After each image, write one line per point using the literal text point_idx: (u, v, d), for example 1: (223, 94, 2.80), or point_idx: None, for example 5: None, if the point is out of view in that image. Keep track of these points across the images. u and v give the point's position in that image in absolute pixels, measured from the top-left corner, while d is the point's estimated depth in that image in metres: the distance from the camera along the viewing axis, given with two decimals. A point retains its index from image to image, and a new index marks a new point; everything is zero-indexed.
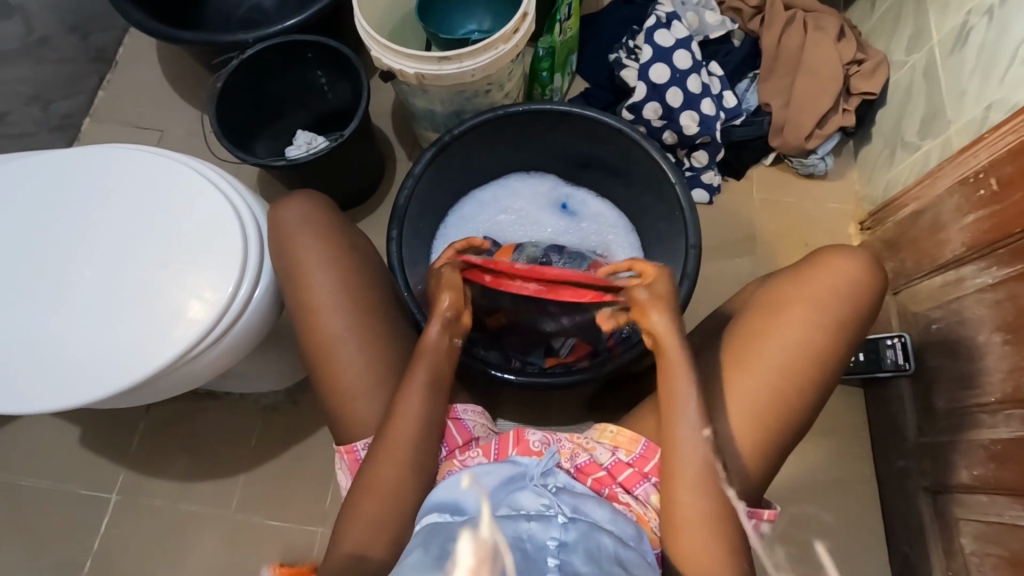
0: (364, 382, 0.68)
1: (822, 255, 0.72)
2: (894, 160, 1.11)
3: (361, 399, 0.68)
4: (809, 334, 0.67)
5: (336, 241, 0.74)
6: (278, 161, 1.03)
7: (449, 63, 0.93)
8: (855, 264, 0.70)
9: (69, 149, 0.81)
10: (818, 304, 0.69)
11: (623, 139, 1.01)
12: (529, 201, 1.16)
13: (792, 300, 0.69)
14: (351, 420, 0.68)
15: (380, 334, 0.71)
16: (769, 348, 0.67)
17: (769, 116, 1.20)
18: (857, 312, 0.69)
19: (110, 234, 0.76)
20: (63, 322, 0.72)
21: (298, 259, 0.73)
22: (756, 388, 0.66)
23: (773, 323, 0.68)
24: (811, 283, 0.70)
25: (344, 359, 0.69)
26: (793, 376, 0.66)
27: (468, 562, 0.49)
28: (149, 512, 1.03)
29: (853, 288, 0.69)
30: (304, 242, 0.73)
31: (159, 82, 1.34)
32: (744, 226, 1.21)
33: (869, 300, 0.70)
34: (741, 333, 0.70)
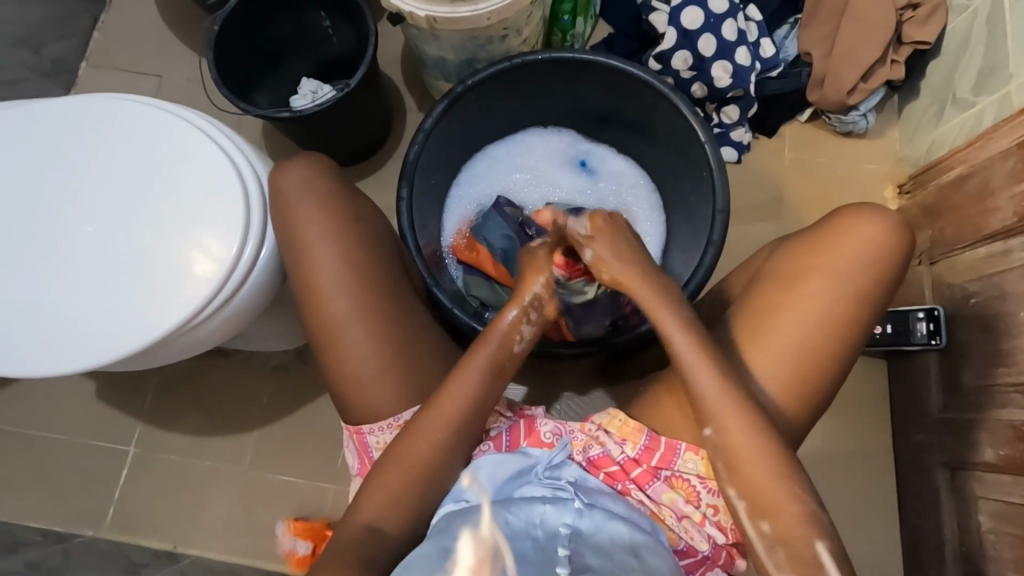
0: (371, 353, 0.66)
1: (843, 218, 0.66)
2: (943, 118, 1.02)
3: (369, 371, 0.66)
4: (825, 307, 0.63)
5: (341, 206, 0.70)
6: (282, 113, 0.97)
7: (462, 6, 0.85)
8: (880, 229, 0.64)
9: (58, 100, 0.76)
10: (836, 274, 0.64)
11: (649, 92, 0.94)
12: (545, 158, 1.10)
13: (809, 271, 0.65)
14: (358, 392, 0.66)
15: (388, 304, 0.68)
16: (781, 325, 0.63)
17: (808, 68, 1.10)
18: (880, 279, 0.64)
19: (107, 192, 0.73)
20: (65, 284, 0.70)
21: (301, 224, 0.69)
22: (770, 367, 0.63)
23: (787, 297, 0.64)
24: (831, 252, 0.65)
25: (351, 330, 0.66)
26: (810, 356, 0.63)
27: (468, 561, 0.50)
28: (166, 466, 1.04)
29: (877, 256, 0.64)
30: (307, 206, 0.69)
31: (154, 23, 1.27)
32: (773, 187, 1.15)
33: (893, 266, 0.65)
34: (751, 308, 0.66)
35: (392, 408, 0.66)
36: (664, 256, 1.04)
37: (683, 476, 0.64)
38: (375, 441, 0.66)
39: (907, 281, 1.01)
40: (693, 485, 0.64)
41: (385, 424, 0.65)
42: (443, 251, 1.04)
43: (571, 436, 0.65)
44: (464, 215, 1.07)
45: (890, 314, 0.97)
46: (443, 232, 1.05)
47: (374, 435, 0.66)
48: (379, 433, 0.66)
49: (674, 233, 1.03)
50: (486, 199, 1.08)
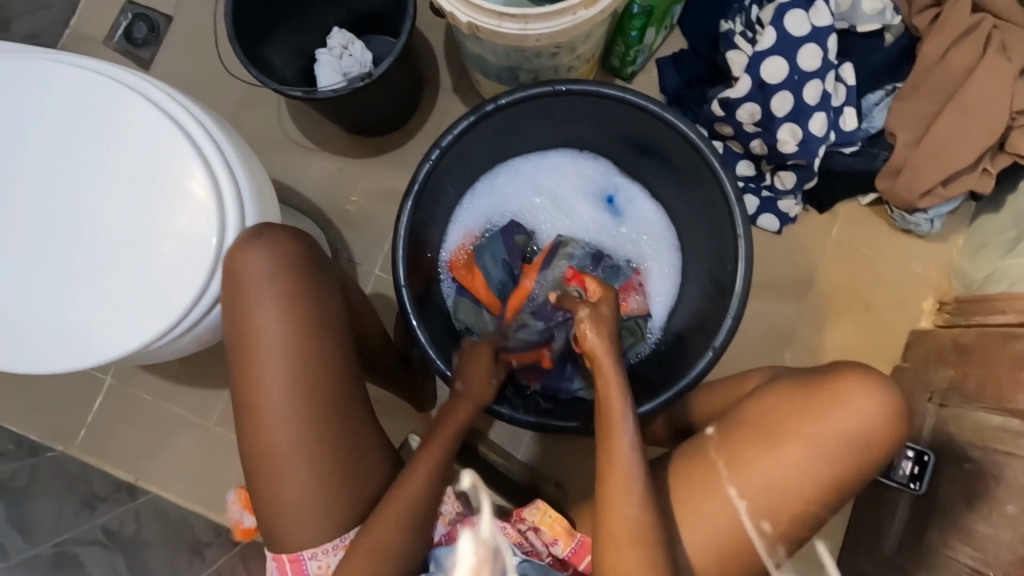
0: (306, 480, 0.64)
1: (846, 380, 0.63)
2: (1014, 250, 0.91)
3: (304, 505, 0.64)
4: (802, 474, 0.63)
5: (301, 317, 0.65)
6: (295, 91, 0.88)
7: (509, 21, 0.74)
8: (878, 404, 0.62)
9: (21, 65, 0.69)
10: (818, 444, 0.63)
11: (694, 154, 0.84)
12: (570, 184, 1.01)
13: (789, 429, 0.64)
14: (290, 521, 0.64)
15: (333, 427, 0.65)
16: (750, 478, 0.64)
17: (887, 152, 0.98)
18: (862, 457, 0.63)
19: (81, 180, 0.68)
20: (30, 276, 0.67)
21: (255, 330, 0.64)
22: (732, 514, 0.64)
23: (762, 452, 0.64)
24: (818, 418, 0.63)
25: (291, 464, 0.64)
26: (774, 515, 0.64)
27: (470, 562, 0.64)
28: (138, 402, 1.08)
29: (867, 432, 0.62)
30: (261, 312, 0.64)
31: None
32: (807, 270, 1.05)
33: (881, 445, 0.63)
34: (724, 447, 0.66)
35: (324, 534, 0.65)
36: (669, 322, 0.97)
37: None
38: (314, 566, 0.65)
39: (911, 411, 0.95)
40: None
41: (327, 548, 0.65)
42: (441, 263, 0.99)
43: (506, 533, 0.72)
44: (470, 229, 1.00)
45: None
46: (445, 243, 0.99)
47: (314, 560, 0.65)
48: (320, 556, 0.65)
49: (683, 302, 0.96)
50: (497, 216, 1.01)
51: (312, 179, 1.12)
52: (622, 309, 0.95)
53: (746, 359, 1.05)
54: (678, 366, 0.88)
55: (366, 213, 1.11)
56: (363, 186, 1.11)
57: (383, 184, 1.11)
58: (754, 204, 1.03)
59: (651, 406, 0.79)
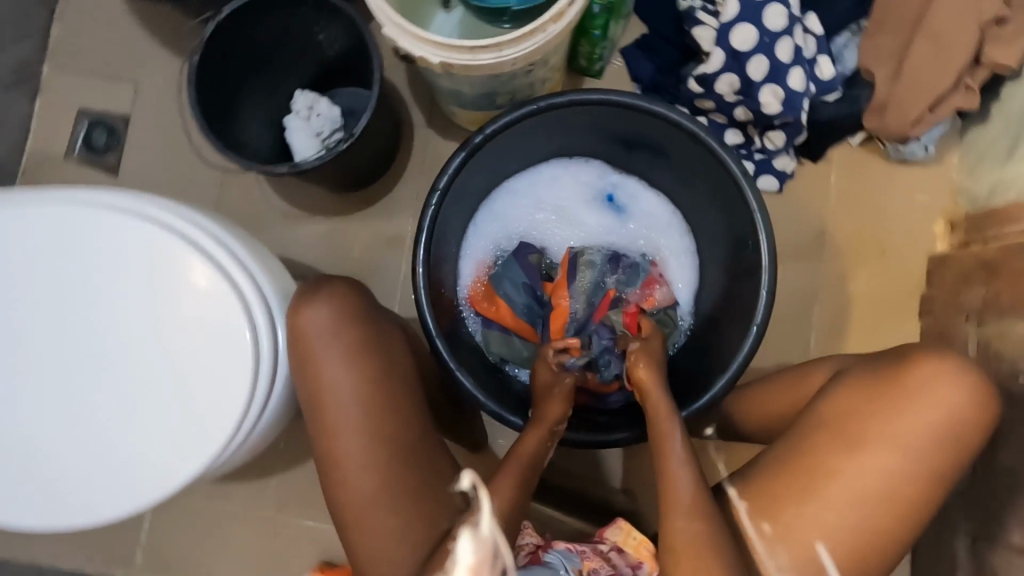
0: (396, 527, 0.59)
1: (921, 375, 0.66)
2: (1013, 158, 0.92)
3: (397, 554, 0.59)
4: (891, 472, 0.65)
5: (374, 365, 0.62)
6: (281, 166, 0.86)
7: (483, 52, 0.72)
8: (957, 393, 0.66)
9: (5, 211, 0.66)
10: (902, 444, 0.66)
11: (693, 140, 0.84)
12: (570, 193, 1.01)
13: (873, 431, 0.66)
14: (383, 573, 0.59)
15: (418, 467, 0.61)
16: (836, 487, 0.66)
17: (869, 89, 0.98)
18: (945, 453, 0.66)
19: (101, 313, 0.66)
20: (71, 425, 0.65)
21: (326, 387, 0.61)
22: (822, 526, 0.65)
23: (848, 457, 0.66)
24: (900, 418, 0.66)
25: (379, 516, 0.59)
26: (863, 522, 0.65)
27: (469, 562, 0.50)
28: (189, 508, 1.05)
29: (949, 422, 0.65)
30: (329, 368, 0.61)
31: (123, 18, 1.13)
32: (816, 221, 1.06)
33: (961, 439, 0.66)
34: (808, 459, 0.68)
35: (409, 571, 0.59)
36: (697, 304, 0.97)
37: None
38: None
39: (950, 335, 0.96)
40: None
41: None
42: (460, 298, 0.98)
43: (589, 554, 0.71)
44: (481, 259, 0.99)
45: None
46: (460, 278, 0.98)
47: None
48: None
49: (707, 282, 0.96)
50: (505, 240, 1.00)
51: (309, 245, 1.10)
52: (650, 303, 0.95)
53: (778, 321, 1.05)
54: (720, 347, 0.87)
55: (372, 266, 1.09)
56: (362, 240, 1.10)
57: (381, 234, 1.10)
58: (751, 169, 1.04)
59: (708, 397, 0.79)
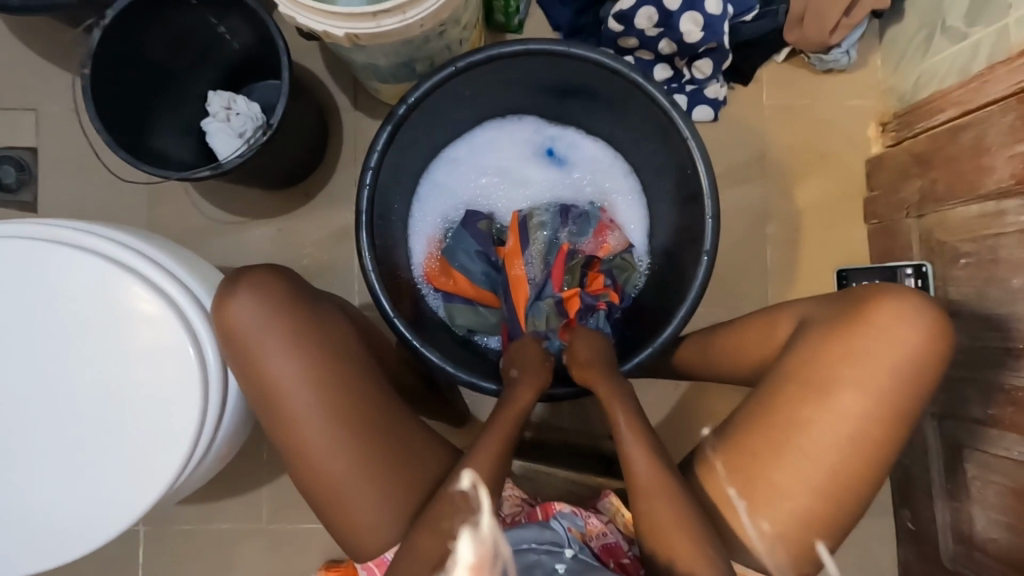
0: (374, 494, 0.62)
1: (881, 309, 0.62)
2: (931, 50, 0.94)
3: (380, 518, 0.62)
4: (865, 417, 0.61)
5: (314, 353, 0.61)
6: (201, 170, 0.82)
7: (386, 17, 0.69)
8: (912, 326, 0.61)
9: None
10: (873, 385, 0.61)
11: (617, 78, 0.83)
12: (509, 153, 0.99)
13: (843, 378, 0.61)
14: (371, 537, 0.62)
15: (382, 435, 0.63)
16: (812, 442, 0.61)
17: (785, 3, 0.98)
18: (918, 387, 0.61)
19: (29, 347, 0.63)
20: (25, 467, 0.63)
21: (271, 378, 0.61)
22: (801, 484, 0.61)
23: (819, 409, 0.61)
24: (867, 359, 0.61)
25: (355, 487, 0.61)
26: (841, 475, 0.61)
27: (468, 561, 0.49)
28: (183, 536, 1.04)
29: (911, 358, 0.61)
30: (272, 364, 0.61)
31: (7, 42, 1.05)
32: (754, 143, 1.07)
33: (931, 370, 0.62)
34: (779, 417, 0.63)
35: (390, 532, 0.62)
36: (652, 243, 0.97)
37: None
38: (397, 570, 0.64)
39: (895, 232, 0.99)
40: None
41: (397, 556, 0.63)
42: (418, 278, 0.97)
43: (586, 521, 0.69)
44: (431, 234, 0.98)
45: (880, 270, 0.97)
46: (413, 257, 0.96)
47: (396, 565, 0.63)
48: None
49: (658, 220, 0.96)
50: (452, 211, 0.99)
51: (254, 251, 1.06)
52: (604, 251, 0.94)
53: (733, 247, 1.07)
54: (678, 278, 0.88)
55: (323, 262, 1.06)
56: (308, 237, 1.06)
57: (327, 227, 1.07)
58: (684, 102, 1.04)
59: (672, 329, 0.80)
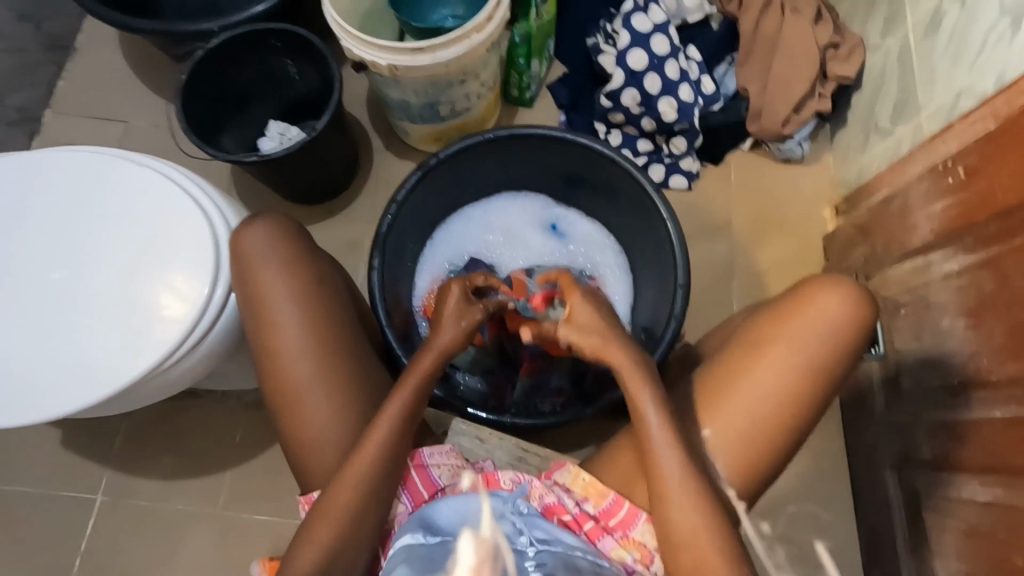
0: (331, 414, 0.69)
1: (812, 286, 0.69)
2: (868, 145, 1.13)
3: (332, 437, 0.68)
4: (793, 372, 0.67)
5: (303, 277, 0.73)
6: (251, 157, 1.01)
7: (421, 54, 0.91)
8: (843, 297, 0.68)
9: (31, 151, 0.81)
10: (798, 343, 0.67)
11: (614, 168, 0.98)
12: (517, 223, 1.13)
13: (773, 338, 0.68)
14: (316, 454, 0.68)
15: (350, 361, 0.71)
16: (742, 390, 0.67)
17: (746, 101, 1.19)
18: (841, 349, 0.68)
19: (80, 241, 0.77)
20: (30, 333, 0.73)
21: (268, 290, 0.72)
22: (733, 430, 0.67)
23: (752, 362, 0.68)
24: (795, 322, 0.68)
25: (315, 407, 0.69)
26: (770, 423, 0.67)
27: (469, 561, 0.59)
28: (137, 512, 1.03)
29: (840, 326, 0.68)
30: (270, 277, 0.72)
31: (121, 70, 1.32)
32: (722, 212, 1.22)
33: (854, 335, 0.68)
34: (718, 369, 0.70)
35: (334, 450, 0.68)
36: (634, 318, 1.06)
37: (634, 538, 0.66)
38: None
39: None
40: (644, 544, 0.66)
41: None
42: (415, 310, 1.06)
43: (530, 483, 0.67)
44: (436, 274, 1.09)
45: None
46: (414, 292, 1.07)
47: None
48: None
49: (639, 293, 1.06)
50: (459, 258, 1.10)
51: None
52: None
53: (702, 298, 1.17)
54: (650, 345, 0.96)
55: None
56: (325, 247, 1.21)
57: (342, 240, 1.21)
58: (662, 171, 1.22)
59: None
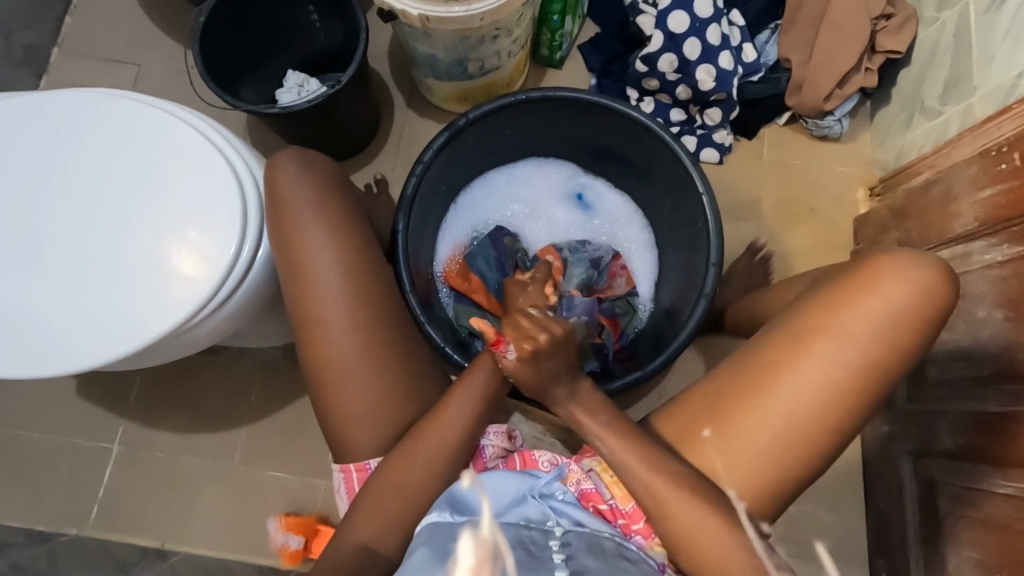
0: (371, 382, 0.67)
1: (876, 276, 0.64)
2: (911, 125, 1.08)
3: (366, 404, 0.67)
4: (842, 364, 0.63)
5: (347, 240, 0.71)
6: (272, 109, 0.97)
7: (455, 5, 0.86)
8: (925, 271, 0.64)
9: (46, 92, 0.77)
10: (852, 334, 0.63)
11: (650, 138, 0.94)
12: (544, 192, 1.09)
13: (825, 327, 0.64)
14: (346, 421, 0.67)
15: (384, 327, 0.69)
16: (785, 380, 0.63)
17: (788, 73, 1.14)
18: (896, 344, 0.63)
19: (103, 190, 0.74)
20: (56, 284, 0.71)
21: (303, 251, 0.69)
22: (767, 424, 0.63)
23: (798, 351, 0.64)
24: (851, 310, 0.64)
25: (349, 374, 0.67)
26: (808, 420, 0.63)
27: (468, 562, 0.48)
28: (153, 464, 1.04)
29: (900, 318, 0.63)
30: (310, 235, 0.70)
31: (131, 9, 1.25)
32: (753, 189, 1.19)
33: (913, 330, 0.64)
34: (760, 356, 0.66)
35: (369, 415, 0.67)
36: (657, 296, 1.04)
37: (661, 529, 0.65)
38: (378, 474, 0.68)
39: None
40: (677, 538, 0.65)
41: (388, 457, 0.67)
42: (436, 276, 1.04)
43: (567, 466, 0.66)
44: (458, 240, 1.06)
45: None
46: (436, 257, 1.05)
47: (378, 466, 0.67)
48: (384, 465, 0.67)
49: (666, 270, 1.03)
50: (482, 226, 1.07)
51: None
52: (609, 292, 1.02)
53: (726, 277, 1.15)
54: (676, 325, 0.94)
55: None
56: None
57: None
58: (694, 143, 1.18)
59: (661, 359, 0.86)
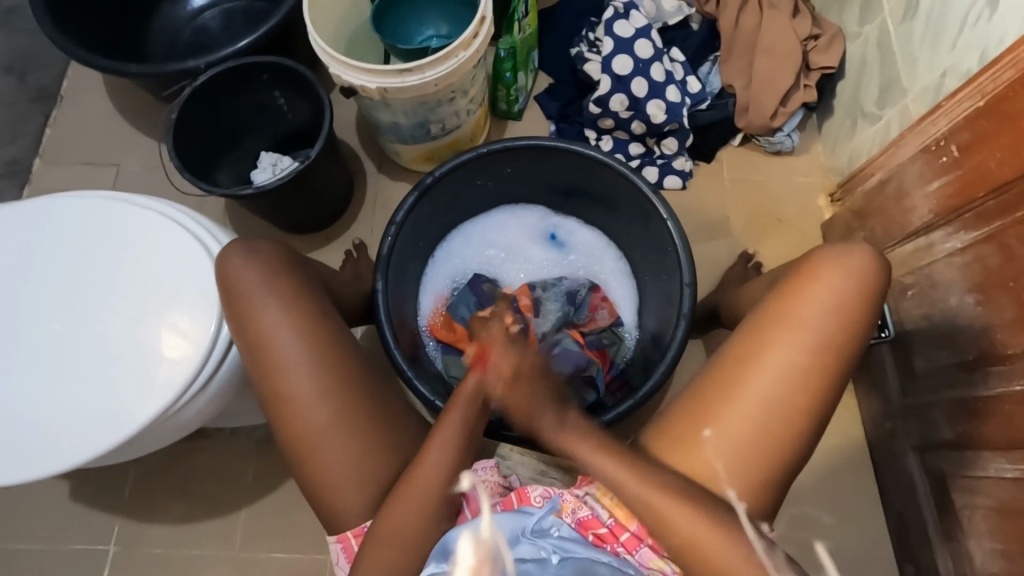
0: (351, 448, 0.67)
1: (814, 267, 0.69)
2: (857, 131, 1.14)
3: (348, 469, 0.67)
4: (799, 353, 0.66)
5: (302, 314, 0.71)
6: (246, 190, 1.01)
7: (410, 75, 0.91)
8: (853, 257, 0.68)
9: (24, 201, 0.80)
10: (803, 323, 0.67)
11: (610, 173, 0.98)
12: (518, 235, 1.13)
13: (778, 321, 0.67)
14: (331, 489, 0.67)
15: (356, 391, 0.69)
16: (751, 376, 0.66)
17: (733, 98, 1.21)
18: (846, 327, 0.67)
19: (82, 287, 0.76)
20: (39, 385, 0.72)
21: (263, 331, 0.70)
22: (743, 420, 0.65)
23: (756, 347, 0.67)
24: (797, 301, 0.67)
25: (330, 440, 0.67)
26: (782, 411, 0.65)
27: (469, 561, 0.52)
28: (152, 561, 1.01)
29: (844, 302, 0.67)
30: (268, 313, 0.70)
31: (108, 115, 1.31)
32: (719, 208, 1.23)
33: (858, 312, 0.67)
34: (724, 359, 0.69)
35: (355, 480, 0.67)
36: (641, 322, 1.06)
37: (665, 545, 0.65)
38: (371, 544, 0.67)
39: None
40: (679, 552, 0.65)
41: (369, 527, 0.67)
42: (421, 331, 1.06)
43: (560, 497, 0.67)
44: (439, 292, 1.08)
45: None
46: (419, 312, 1.06)
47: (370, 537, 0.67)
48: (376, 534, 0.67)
49: (645, 296, 1.05)
50: (461, 275, 1.10)
51: None
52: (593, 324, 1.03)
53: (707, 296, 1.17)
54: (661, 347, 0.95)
55: None
56: None
57: None
58: (656, 173, 1.22)
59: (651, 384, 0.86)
